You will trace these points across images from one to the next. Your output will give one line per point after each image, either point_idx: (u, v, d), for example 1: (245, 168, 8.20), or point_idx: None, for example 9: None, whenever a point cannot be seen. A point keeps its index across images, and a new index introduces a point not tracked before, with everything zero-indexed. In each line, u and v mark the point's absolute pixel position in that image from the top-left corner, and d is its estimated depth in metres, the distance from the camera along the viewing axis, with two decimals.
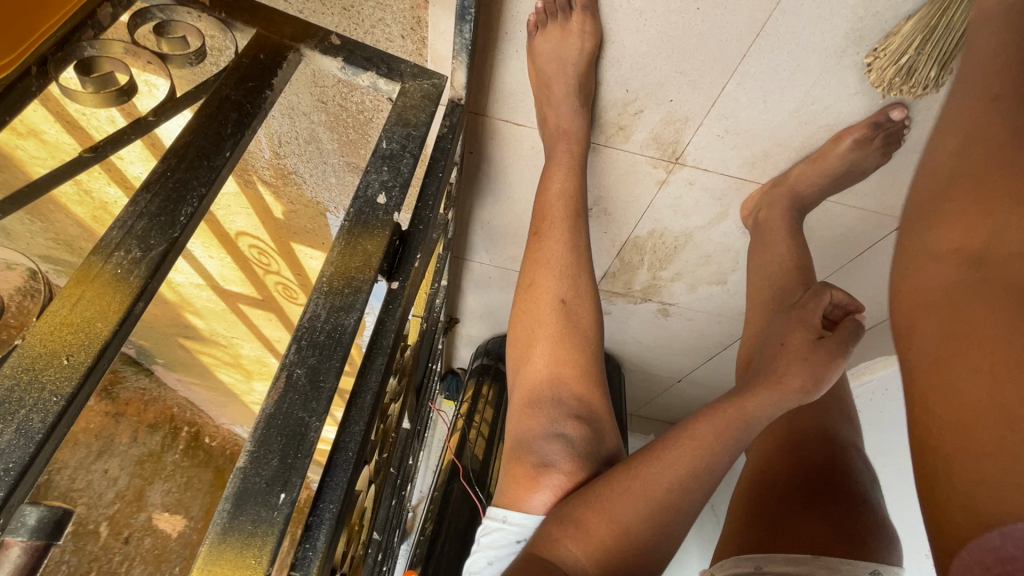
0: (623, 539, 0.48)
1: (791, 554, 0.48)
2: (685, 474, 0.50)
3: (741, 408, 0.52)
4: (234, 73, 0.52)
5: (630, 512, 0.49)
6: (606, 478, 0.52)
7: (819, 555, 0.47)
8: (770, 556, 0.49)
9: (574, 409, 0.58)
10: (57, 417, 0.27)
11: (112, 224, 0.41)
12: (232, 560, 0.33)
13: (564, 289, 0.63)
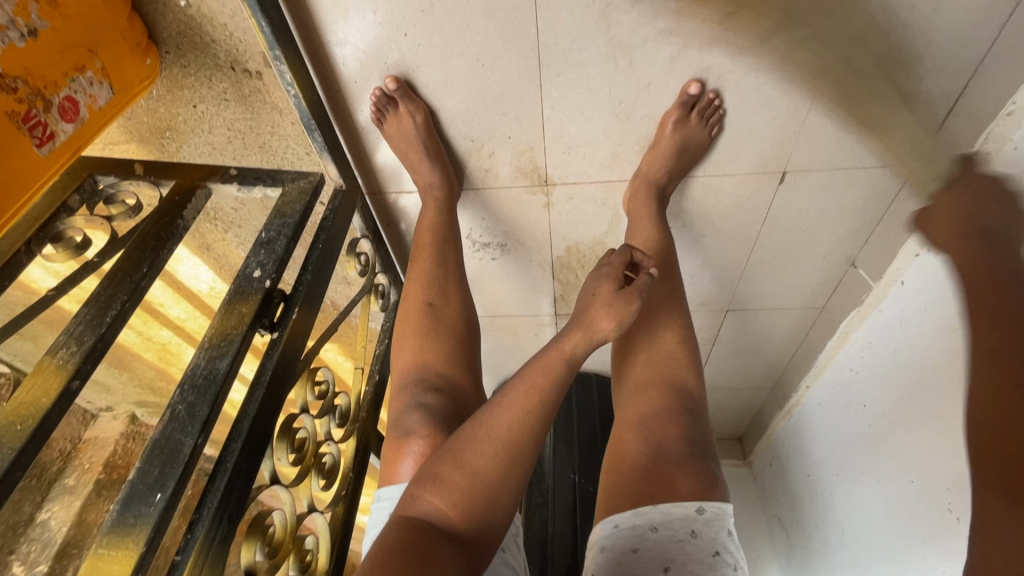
0: (479, 483, 0.52)
1: (637, 507, 0.61)
2: (522, 413, 0.55)
3: (559, 351, 0.59)
4: (156, 214, 0.73)
5: (482, 457, 0.53)
6: (458, 434, 0.56)
7: (658, 504, 0.60)
8: (622, 513, 0.61)
9: (434, 384, 0.71)
10: (14, 455, 0.50)
11: (60, 332, 0.59)
12: (118, 543, 0.46)
13: (432, 295, 0.79)
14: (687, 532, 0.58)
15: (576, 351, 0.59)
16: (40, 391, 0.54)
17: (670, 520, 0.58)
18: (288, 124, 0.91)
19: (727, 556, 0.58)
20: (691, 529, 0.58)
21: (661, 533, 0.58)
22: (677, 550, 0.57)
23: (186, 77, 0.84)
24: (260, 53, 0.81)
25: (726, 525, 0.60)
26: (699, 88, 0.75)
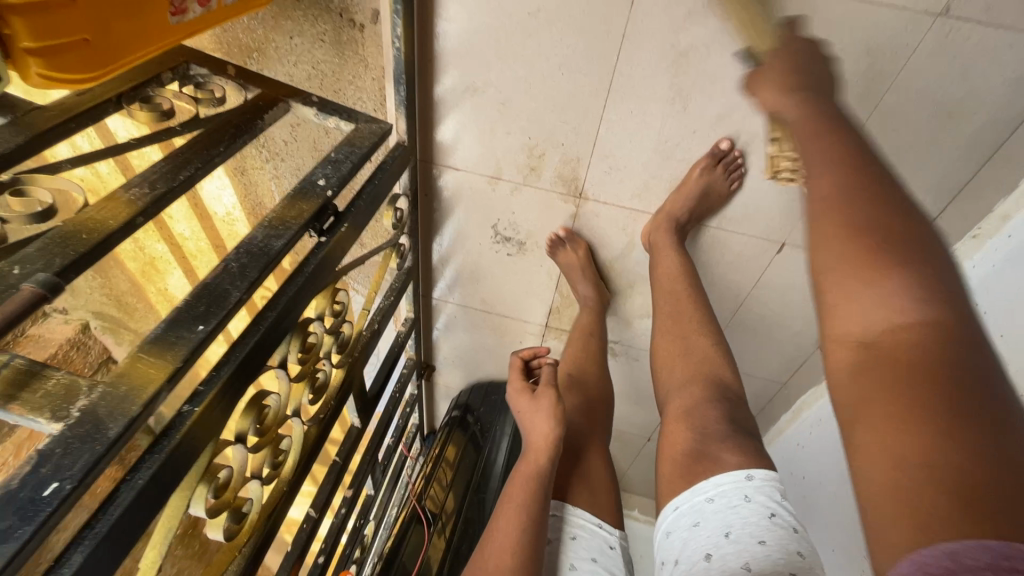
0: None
1: (692, 487, 0.76)
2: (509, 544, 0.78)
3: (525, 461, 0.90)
4: (242, 110, 0.80)
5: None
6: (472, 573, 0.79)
7: (713, 479, 0.74)
8: (679, 497, 0.77)
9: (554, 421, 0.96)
10: (74, 257, 0.53)
11: (136, 175, 0.64)
12: (155, 356, 0.49)
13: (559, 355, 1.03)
14: (740, 497, 0.71)
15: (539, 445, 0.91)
16: (109, 214, 0.58)
17: (704, 511, 0.72)
18: (368, 78, 1.00)
19: (782, 517, 0.69)
20: (743, 494, 0.71)
21: (715, 501, 0.72)
22: (732, 513, 0.69)
23: (296, 9, 0.93)
24: (371, 9, 0.90)
25: (778, 492, 0.71)
26: (728, 145, 0.88)
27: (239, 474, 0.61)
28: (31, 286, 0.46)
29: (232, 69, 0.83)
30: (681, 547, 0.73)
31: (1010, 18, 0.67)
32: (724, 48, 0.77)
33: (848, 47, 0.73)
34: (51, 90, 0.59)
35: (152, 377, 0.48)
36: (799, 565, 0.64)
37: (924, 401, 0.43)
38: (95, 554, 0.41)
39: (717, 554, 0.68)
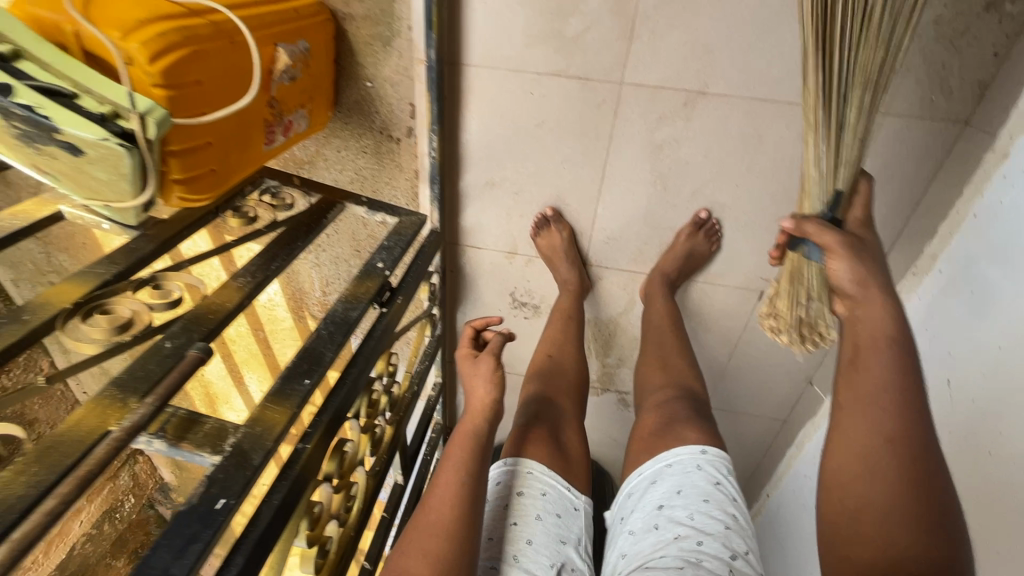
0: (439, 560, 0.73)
1: (656, 457, 0.86)
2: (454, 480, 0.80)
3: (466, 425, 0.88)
4: (310, 212, 0.98)
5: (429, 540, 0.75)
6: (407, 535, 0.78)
7: (677, 451, 0.85)
8: (645, 463, 0.88)
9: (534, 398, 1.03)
10: (209, 330, 0.68)
11: (239, 267, 0.80)
12: (278, 404, 0.63)
13: (552, 349, 1.12)
14: (693, 466, 0.82)
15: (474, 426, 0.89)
16: (226, 298, 0.74)
17: (668, 469, 0.84)
18: (402, 178, 1.20)
19: (726, 485, 0.80)
20: (696, 463, 0.82)
21: (674, 466, 0.83)
22: (685, 478, 0.81)
23: (344, 129, 1.15)
24: (406, 126, 1.12)
25: (725, 465, 0.83)
26: (706, 215, 1.07)
27: (326, 511, 0.72)
28: (195, 351, 0.62)
29: (297, 179, 1.03)
30: (638, 502, 0.85)
31: (901, 108, 0.89)
32: (690, 141, 0.98)
33: (784, 135, 0.95)
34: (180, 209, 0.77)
35: (277, 419, 0.61)
36: (733, 523, 0.76)
37: (887, 444, 0.63)
38: (249, 559, 0.53)
39: (667, 507, 0.79)
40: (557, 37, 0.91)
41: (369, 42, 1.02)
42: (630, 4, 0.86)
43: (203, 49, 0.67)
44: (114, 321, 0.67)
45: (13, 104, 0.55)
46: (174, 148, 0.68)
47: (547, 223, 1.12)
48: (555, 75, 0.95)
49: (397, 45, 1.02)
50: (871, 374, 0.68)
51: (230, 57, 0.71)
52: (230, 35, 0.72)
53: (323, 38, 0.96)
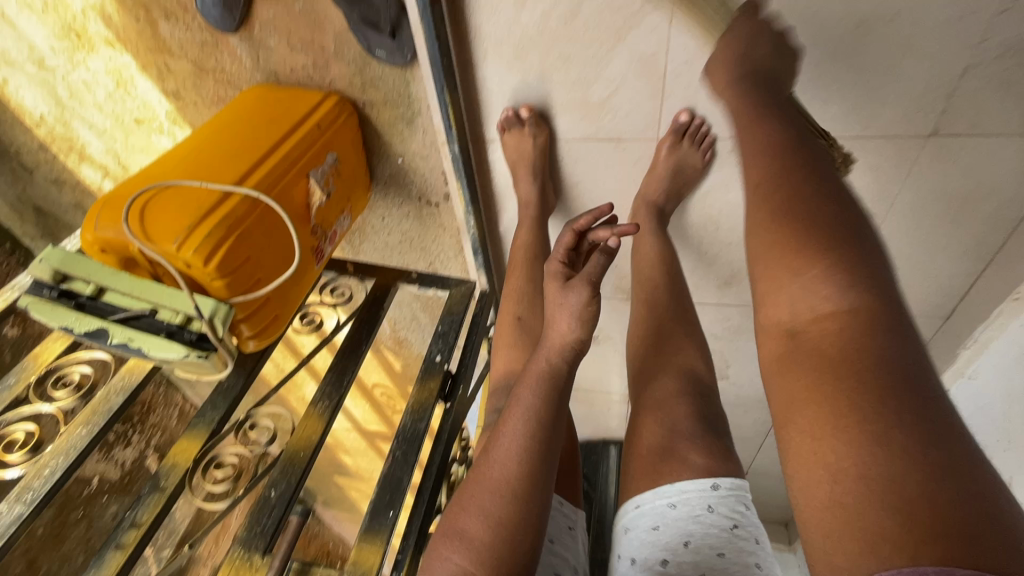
0: (493, 530, 0.62)
1: (657, 487, 0.67)
2: (518, 445, 0.67)
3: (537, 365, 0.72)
4: (368, 303, 1.04)
5: (492, 504, 0.64)
6: (461, 500, 0.67)
7: (674, 482, 0.66)
8: (643, 494, 0.68)
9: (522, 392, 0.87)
10: (301, 472, 0.79)
11: (317, 389, 0.89)
12: (370, 542, 0.74)
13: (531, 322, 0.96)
14: (703, 507, 0.63)
15: (552, 364, 0.71)
16: (310, 430, 0.83)
17: (691, 518, 0.63)
18: (446, 237, 1.20)
19: (745, 526, 0.64)
20: (707, 504, 0.64)
21: (678, 509, 0.64)
22: (694, 523, 0.63)
23: (385, 200, 1.16)
24: (443, 192, 1.11)
25: (742, 499, 0.66)
26: (688, 117, 0.83)
27: None
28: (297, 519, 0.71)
29: (351, 268, 1.08)
30: (641, 547, 0.65)
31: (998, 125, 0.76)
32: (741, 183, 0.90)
33: (853, 169, 0.84)
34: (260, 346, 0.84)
35: (372, 559, 0.72)
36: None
37: (891, 433, 0.42)
38: None
39: (676, 564, 0.61)
40: (582, 104, 0.85)
41: (392, 123, 1.00)
42: (658, 64, 0.77)
43: (244, 230, 0.71)
44: (228, 472, 0.82)
45: (112, 345, 0.64)
46: (242, 315, 0.75)
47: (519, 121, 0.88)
48: (586, 139, 0.89)
49: (419, 122, 0.99)
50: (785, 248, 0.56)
51: (269, 221, 0.75)
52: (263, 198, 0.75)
53: (349, 136, 0.96)
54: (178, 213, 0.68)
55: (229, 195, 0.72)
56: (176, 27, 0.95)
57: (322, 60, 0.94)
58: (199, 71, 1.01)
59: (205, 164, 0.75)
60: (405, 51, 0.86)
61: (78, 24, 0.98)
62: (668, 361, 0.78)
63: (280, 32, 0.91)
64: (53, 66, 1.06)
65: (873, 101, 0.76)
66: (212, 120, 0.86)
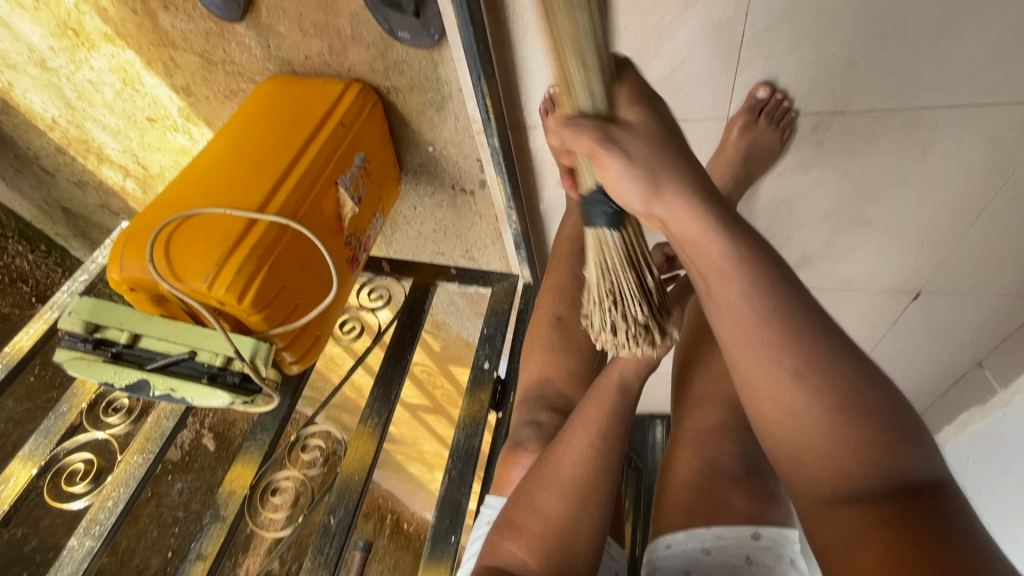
0: (552, 529, 0.52)
1: (691, 527, 0.55)
2: (586, 446, 0.55)
3: (610, 378, 0.58)
4: (410, 305, 0.99)
5: (550, 500, 0.53)
6: (517, 492, 0.56)
7: (709, 526, 0.54)
8: (674, 533, 0.56)
9: (550, 402, 0.67)
10: (357, 498, 0.77)
11: (366, 405, 0.86)
12: (434, 567, 0.73)
13: (560, 309, 0.73)
14: (741, 559, 0.51)
15: (626, 377, 0.58)
16: (362, 452, 0.81)
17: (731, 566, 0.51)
18: (484, 224, 1.11)
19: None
20: (746, 556, 0.51)
21: (713, 558, 0.52)
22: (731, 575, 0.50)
23: (416, 188, 1.07)
24: (478, 179, 1.01)
25: (789, 552, 0.53)
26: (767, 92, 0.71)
27: None
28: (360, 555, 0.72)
29: (387, 267, 1.02)
30: None
31: None
32: (824, 162, 0.78)
33: (966, 139, 0.71)
34: (301, 366, 0.79)
35: None
36: None
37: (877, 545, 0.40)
38: None
39: None
40: None
41: (420, 109, 0.90)
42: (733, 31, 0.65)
43: (274, 260, 0.65)
44: (285, 498, 0.81)
45: (154, 397, 0.62)
46: (283, 344, 0.71)
47: None
48: None
49: (450, 107, 0.88)
50: (733, 313, 0.45)
51: (300, 243, 0.69)
52: (292, 218, 0.69)
53: (375, 129, 0.87)
54: (204, 246, 0.63)
55: (257, 220, 0.66)
56: (177, 17, 0.85)
57: (340, 44, 0.83)
58: (207, 64, 0.92)
59: (228, 185, 0.69)
60: (433, 30, 0.75)
61: (73, 21, 0.90)
62: (709, 391, 0.64)
63: (290, 15, 0.81)
64: (56, 68, 0.99)
65: (1004, 59, 0.62)
66: (229, 127, 0.78)
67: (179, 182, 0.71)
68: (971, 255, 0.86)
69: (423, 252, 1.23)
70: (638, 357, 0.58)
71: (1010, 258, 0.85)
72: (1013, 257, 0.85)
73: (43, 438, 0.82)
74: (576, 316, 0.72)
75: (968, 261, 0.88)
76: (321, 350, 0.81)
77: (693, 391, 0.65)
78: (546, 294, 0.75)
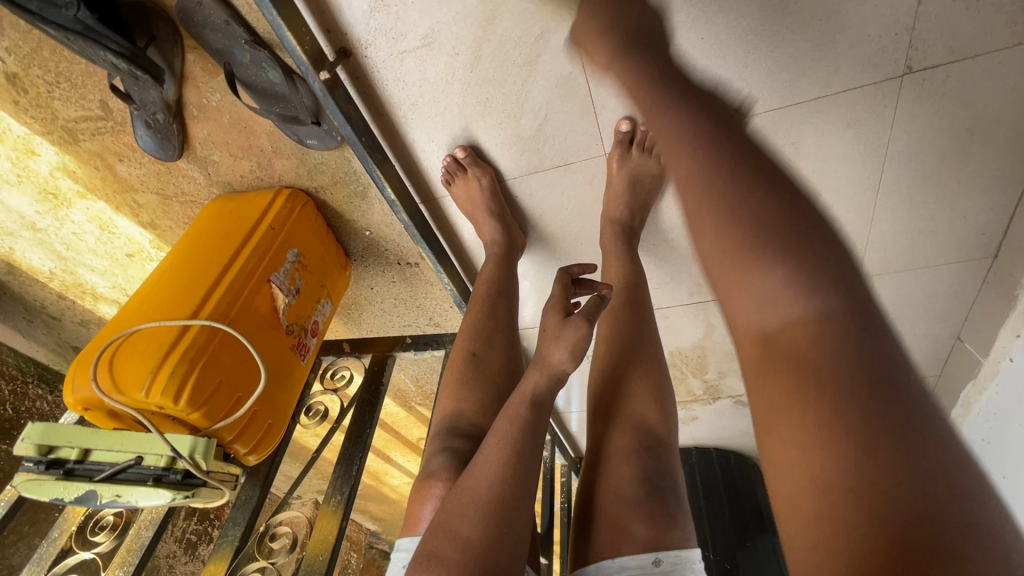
0: (471, 552, 0.50)
1: (600, 561, 0.56)
2: (500, 466, 0.54)
3: (522, 394, 0.59)
4: (371, 381, 1.04)
5: (467, 524, 0.51)
6: (435, 519, 0.54)
7: (615, 557, 0.55)
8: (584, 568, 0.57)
9: (466, 445, 0.68)
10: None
11: (329, 485, 0.88)
12: None
13: (478, 347, 0.78)
14: None
15: (538, 392, 0.59)
16: (326, 530, 0.82)
17: None
18: (437, 292, 1.17)
19: None
20: None
21: None
22: None
23: (366, 272, 1.15)
24: (417, 251, 1.08)
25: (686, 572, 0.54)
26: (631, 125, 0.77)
27: None
28: None
29: (348, 347, 1.09)
30: None
31: (979, 45, 0.64)
32: None
33: (828, 127, 0.74)
34: (256, 457, 0.83)
35: None
36: None
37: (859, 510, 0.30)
38: None
39: None
40: (517, 140, 0.81)
41: (348, 200, 1.00)
42: (580, 84, 0.73)
43: (210, 359, 0.72)
44: None
45: (100, 505, 0.67)
46: (230, 437, 0.76)
47: (462, 168, 0.84)
48: (534, 171, 0.85)
49: (373, 195, 0.97)
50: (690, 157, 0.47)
51: (232, 341, 0.76)
52: (225, 320, 0.76)
53: (308, 227, 0.96)
54: (143, 358, 0.70)
55: (189, 326, 0.73)
56: (132, 166, 0.99)
57: (266, 160, 0.95)
58: (164, 199, 1.05)
59: (168, 300, 0.77)
60: (334, 133, 0.86)
61: (51, 186, 1.04)
62: (619, 414, 0.65)
63: (220, 146, 0.94)
64: (45, 228, 1.14)
65: (825, 52, 0.66)
66: (171, 249, 0.87)
67: (128, 304, 0.79)
68: (889, 232, 0.87)
69: (391, 328, 1.29)
70: (549, 371, 0.59)
71: (930, 229, 0.85)
72: (931, 227, 0.85)
73: (35, 566, 0.87)
74: (492, 362, 0.76)
75: (891, 238, 0.88)
76: (274, 439, 0.86)
77: (604, 420, 0.66)
78: (465, 333, 0.81)
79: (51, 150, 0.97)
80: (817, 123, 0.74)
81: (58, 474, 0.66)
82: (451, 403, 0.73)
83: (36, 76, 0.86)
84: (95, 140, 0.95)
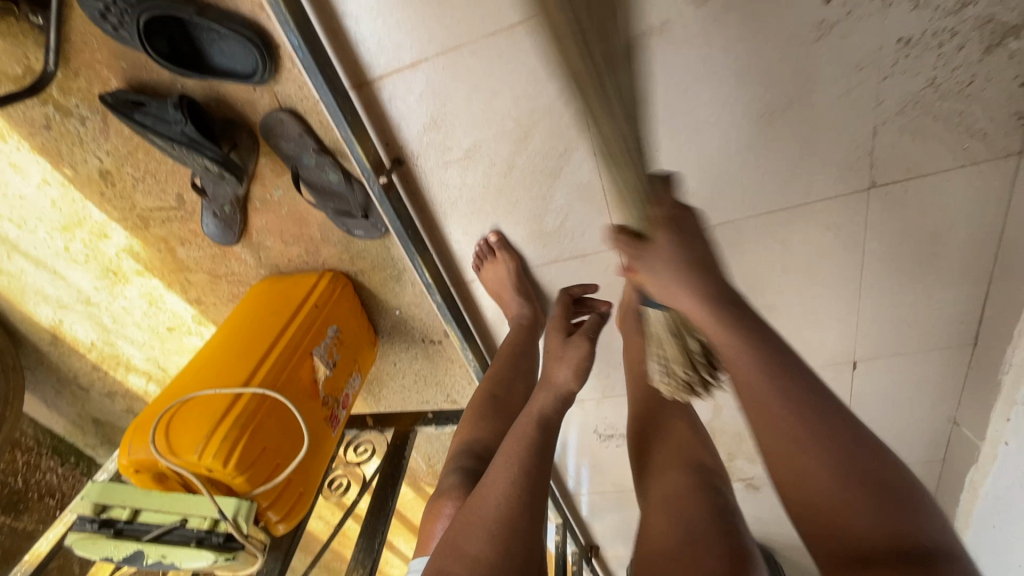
0: (478, 567, 0.53)
1: None
2: (506, 484, 0.59)
3: (529, 413, 0.67)
4: (393, 454, 1.08)
5: (475, 541, 0.55)
6: (445, 536, 0.58)
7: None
8: None
9: None
10: None
11: (351, 558, 0.89)
12: None
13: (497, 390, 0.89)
14: None
15: (546, 411, 0.67)
16: None
17: None
18: (457, 370, 1.24)
19: None
20: None
21: None
22: None
23: (392, 348, 1.23)
24: (441, 330, 1.17)
25: None
26: None
27: None
28: None
29: (370, 421, 1.13)
30: None
31: (929, 167, 0.76)
32: None
33: (809, 229, 0.86)
34: (284, 525, 0.86)
35: None
36: None
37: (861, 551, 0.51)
38: None
39: None
40: (540, 234, 0.93)
41: (384, 282, 1.10)
42: (596, 189, 0.85)
43: (257, 425, 0.78)
44: None
45: (145, 566, 0.72)
46: (266, 503, 0.80)
47: (491, 252, 0.95)
48: (554, 261, 0.96)
49: (406, 278, 1.08)
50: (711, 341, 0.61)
51: (278, 409, 0.82)
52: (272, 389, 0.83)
53: (347, 305, 1.06)
54: (197, 422, 0.76)
55: (241, 394, 0.79)
56: (191, 249, 1.11)
57: (313, 246, 1.07)
58: (214, 279, 1.15)
59: (222, 369, 0.84)
60: (379, 225, 0.98)
61: (114, 265, 1.16)
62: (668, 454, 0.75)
63: (274, 233, 1.06)
64: (98, 302, 1.23)
65: (802, 170, 0.79)
66: (224, 324, 0.96)
67: (183, 372, 0.87)
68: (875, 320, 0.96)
69: (410, 404, 1.34)
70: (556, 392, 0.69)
71: (911, 318, 0.95)
72: (912, 316, 0.95)
73: None
74: None
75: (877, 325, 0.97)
76: (302, 507, 0.88)
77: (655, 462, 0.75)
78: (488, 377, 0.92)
79: (122, 233, 1.10)
80: (799, 225, 0.86)
81: (106, 536, 0.71)
82: (475, 445, 0.83)
83: (126, 173, 1.00)
84: (164, 226, 1.08)
